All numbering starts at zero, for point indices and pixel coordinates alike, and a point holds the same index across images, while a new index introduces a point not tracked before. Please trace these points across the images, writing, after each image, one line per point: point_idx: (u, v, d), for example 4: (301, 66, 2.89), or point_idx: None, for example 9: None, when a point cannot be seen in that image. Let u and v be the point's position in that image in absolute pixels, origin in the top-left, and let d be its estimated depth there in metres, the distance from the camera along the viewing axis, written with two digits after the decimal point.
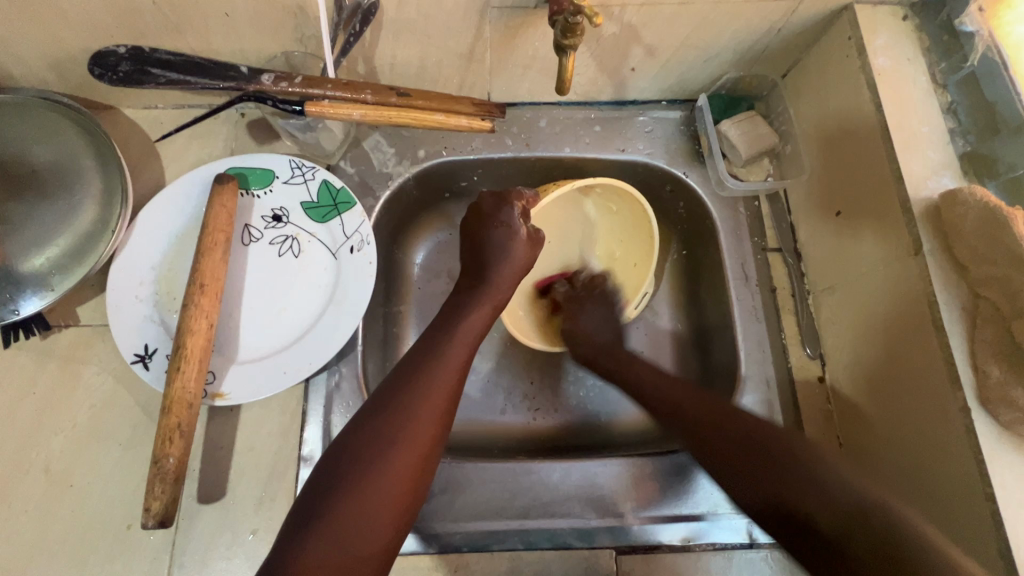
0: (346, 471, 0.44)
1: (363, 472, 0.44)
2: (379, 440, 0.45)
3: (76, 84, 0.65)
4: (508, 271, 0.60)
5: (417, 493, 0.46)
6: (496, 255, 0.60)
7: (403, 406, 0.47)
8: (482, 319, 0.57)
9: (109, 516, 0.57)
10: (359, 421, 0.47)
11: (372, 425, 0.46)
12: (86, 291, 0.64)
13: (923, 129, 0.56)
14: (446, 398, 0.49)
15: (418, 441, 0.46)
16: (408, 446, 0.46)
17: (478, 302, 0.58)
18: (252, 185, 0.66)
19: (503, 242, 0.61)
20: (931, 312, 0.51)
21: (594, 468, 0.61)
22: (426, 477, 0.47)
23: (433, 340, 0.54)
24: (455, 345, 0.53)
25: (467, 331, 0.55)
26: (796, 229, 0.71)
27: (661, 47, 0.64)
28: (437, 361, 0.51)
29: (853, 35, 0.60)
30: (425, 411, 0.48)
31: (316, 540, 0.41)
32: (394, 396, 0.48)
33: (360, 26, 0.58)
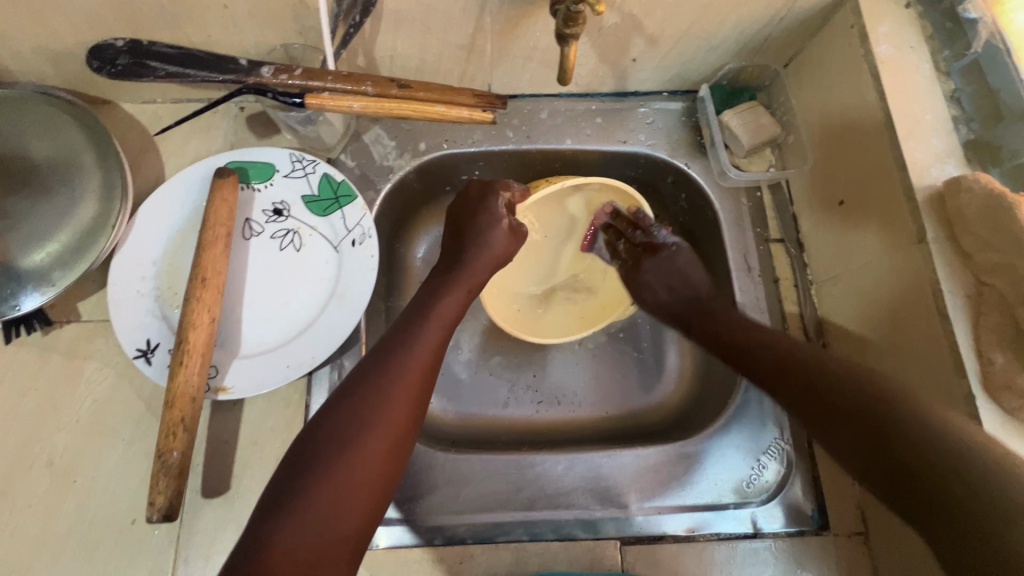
0: (320, 453, 0.44)
1: (337, 453, 0.44)
2: (354, 422, 0.46)
3: (74, 78, 0.65)
4: (487, 260, 0.61)
5: (393, 476, 0.46)
6: (474, 245, 0.61)
7: (377, 389, 0.47)
8: (458, 306, 0.57)
9: (114, 510, 0.57)
10: (334, 404, 0.47)
11: (348, 407, 0.46)
12: (87, 287, 0.64)
13: (926, 117, 0.56)
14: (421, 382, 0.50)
15: (392, 425, 0.47)
16: (382, 428, 0.46)
17: (453, 288, 0.58)
18: (252, 179, 0.66)
19: (482, 232, 0.61)
20: (935, 301, 0.51)
21: (598, 460, 0.61)
22: (401, 461, 0.47)
23: (409, 325, 0.54)
24: (430, 331, 0.53)
25: (441, 315, 0.55)
26: (799, 219, 0.71)
27: (663, 36, 0.64)
28: (412, 347, 0.51)
29: (855, 23, 0.59)
30: (400, 395, 0.48)
31: (288, 524, 0.41)
32: (369, 379, 0.48)
33: (359, 18, 0.58)
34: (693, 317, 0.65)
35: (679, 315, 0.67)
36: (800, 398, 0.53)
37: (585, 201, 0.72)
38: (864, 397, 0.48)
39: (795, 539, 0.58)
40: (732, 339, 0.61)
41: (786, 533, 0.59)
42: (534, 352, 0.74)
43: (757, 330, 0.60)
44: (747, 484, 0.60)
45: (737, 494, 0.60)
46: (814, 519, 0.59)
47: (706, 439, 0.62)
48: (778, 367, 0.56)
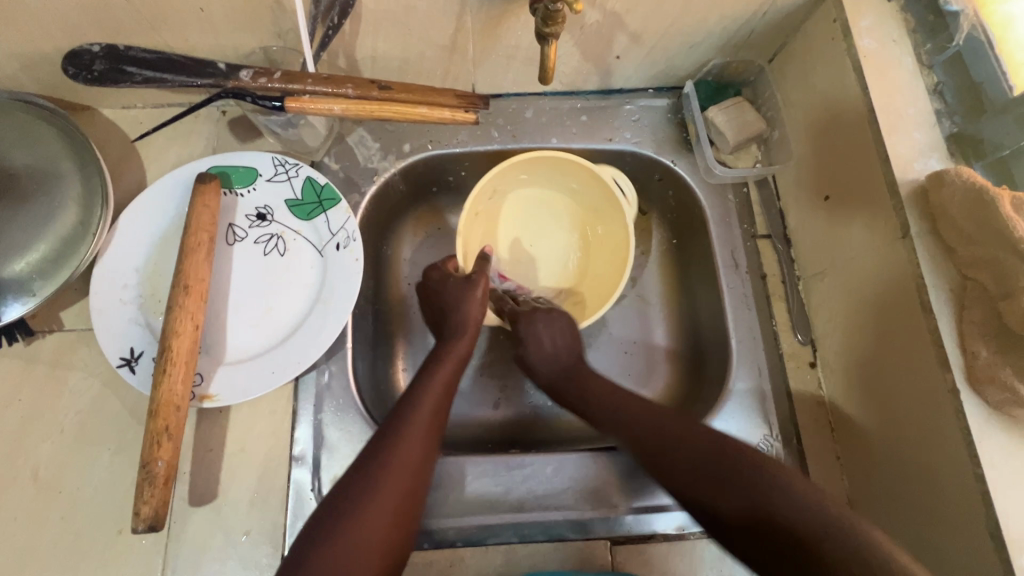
0: (329, 535, 0.46)
1: (341, 535, 0.46)
2: (359, 502, 0.48)
3: (52, 85, 0.64)
4: (469, 323, 0.63)
5: (398, 553, 0.48)
6: (455, 311, 0.64)
7: (379, 467, 0.50)
8: (449, 375, 0.59)
9: (100, 521, 0.57)
10: (340, 488, 0.49)
11: (354, 488, 0.49)
12: (70, 295, 0.63)
13: (909, 111, 0.56)
14: (419, 456, 0.52)
15: (394, 501, 0.49)
16: (387, 506, 0.48)
17: (444, 360, 0.61)
18: (235, 184, 0.65)
19: (462, 295, 0.64)
20: (920, 296, 0.51)
21: (587, 460, 0.61)
22: (405, 536, 0.49)
23: (405, 398, 0.56)
24: (425, 401, 0.56)
25: (445, 374, 0.59)
26: (785, 214, 0.71)
27: (646, 34, 0.63)
28: (410, 420, 0.54)
29: (838, 18, 0.59)
30: (400, 470, 0.50)
31: None
32: (370, 460, 0.50)
33: (338, 19, 0.57)
34: (568, 386, 0.63)
35: (564, 372, 0.64)
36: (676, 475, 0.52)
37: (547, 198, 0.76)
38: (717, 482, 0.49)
39: None
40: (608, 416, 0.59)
41: None
42: None
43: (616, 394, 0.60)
44: None
45: None
46: None
47: None
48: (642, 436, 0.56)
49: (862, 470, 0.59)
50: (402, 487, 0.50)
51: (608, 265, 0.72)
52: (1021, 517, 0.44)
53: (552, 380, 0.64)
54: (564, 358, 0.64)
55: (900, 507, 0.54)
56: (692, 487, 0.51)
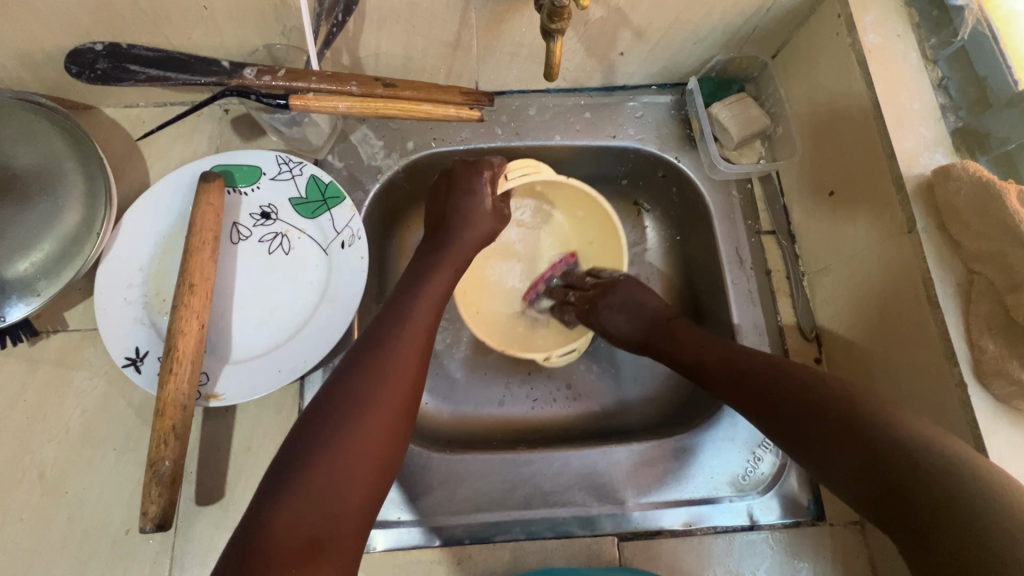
0: (323, 434, 0.44)
1: (334, 435, 0.44)
2: (351, 401, 0.46)
3: (54, 84, 0.63)
4: (474, 236, 0.62)
5: (392, 454, 0.47)
6: (463, 212, 0.62)
7: (371, 368, 0.48)
8: (447, 281, 0.58)
9: (107, 520, 0.57)
10: (331, 389, 0.47)
11: (345, 389, 0.47)
12: (73, 296, 0.63)
13: (914, 105, 0.56)
14: (415, 361, 0.50)
15: (384, 412, 0.47)
16: (383, 410, 0.47)
17: (443, 267, 0.59)
18: (239, 183, 0.65)
19: (473, 200, 0.62)
20: (926, 290, 0.51)
21: (594, 456, 0.61)
22: (401, 439, 0.48)
23: (399, 303, 0.55)
24: (419, 308, 0.54)
25: (431, 293, 0.56)
26: (789, 210, 0.71)
27: (650, 30, 0.63)
28: (406, 326, 0.52)
29: (842, 12, 0.59)
30: (395, 373, 0.49)
31: (292, 501, 0.41)
32: (363, 361, 0.49)
33: (342, 16, 0.57)
34: (659, 338, 0.63)
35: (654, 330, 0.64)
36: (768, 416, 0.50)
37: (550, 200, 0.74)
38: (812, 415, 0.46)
39: (791, 530, 0.59)
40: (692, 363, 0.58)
41: (782, 525, 0.59)
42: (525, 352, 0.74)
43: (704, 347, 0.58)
44: (743, 477, 0.61)
45: (732, 486, 0.60)
46: (810, 509, 0.60)
47: (699, 433, 0.62)
48: (720, 375, 0.55)
49: None
50: (396, 389, 0.48)
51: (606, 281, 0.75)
52: None
53: (644, 339, 0.64)
54: (649, 313, 0.65)
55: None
56: (778, 420, 0.49)
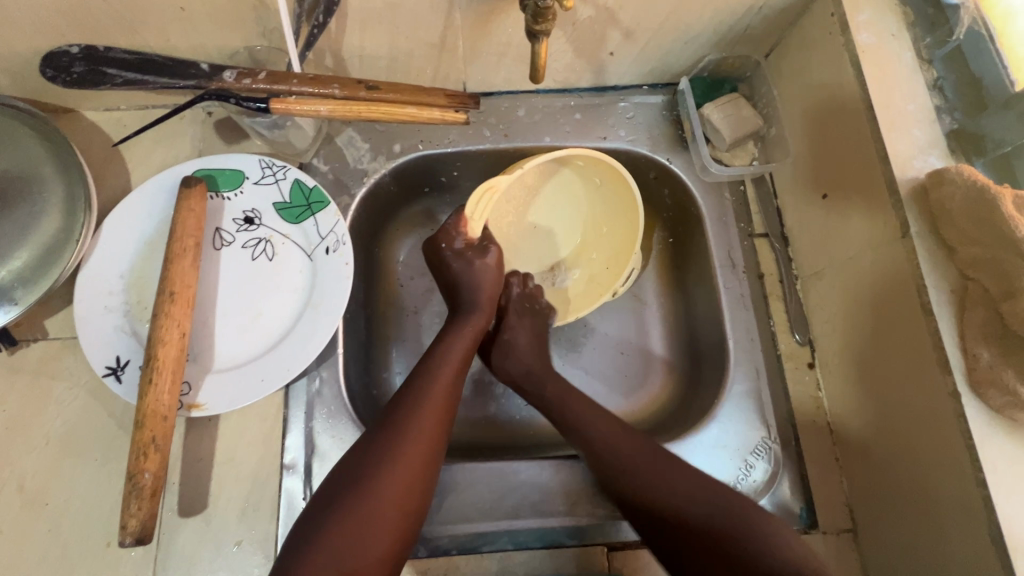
0: (345, 495, 0.47)
1: (355, 498, 0.47)
2: (372, 463, 0.49)
3: (32, 88, 0.62)
4: (485, 302, 0.64)
5: (414, 515, 0.49)
6: (471, 283, 0.64)
7: (395, 432, 0.51)
8: (467, 344, 0.60)
9: (89, 533, 0.56)
10: (357, 452, 0.50)
11: (369, 452, 0.49)
12: (54, 303, 0.62)
13: (908, 108, 0.54)
14: (438, 422, 0.53)
15: (404, 479, 0.49)
16: (400, 476, 0.49)
17: (461, 331, 0.62)
18: (221, 187, 0.64)
19: (483, 271, 0.65)
20: (920, 297, 0.50)
21: (584, 465, 0.60)
22: (420, 505, 0.50)
23: (423, 365, 0.57)
24: (444, 368, 0.57)
25: (453, 356, 0.58)
26: (783, 212, 0.69)
27: (640, 30, 0.62)
28: (430, 390, 0.54)
29: (835, 12, 0.58)
30: (417, 435, 0.51)
31: (312, 566, 0.43)
32: (386, 425, 0.51)
33: (323, 18, 0.56)
34: (537, 386, 0.64)
35: (535, 372, 0.65)
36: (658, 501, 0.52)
37: (569, 180, 0.71)
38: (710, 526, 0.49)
39: None
40: (595, 427, 0.58)
41: None
42: None
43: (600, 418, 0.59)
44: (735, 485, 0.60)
45: None
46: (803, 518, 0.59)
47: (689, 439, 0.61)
48: (604, 457, 0.56)
49: (861, 473, 0.58)
50: (419, 451, 0.50)
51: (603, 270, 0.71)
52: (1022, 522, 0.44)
53: (518, 381, 0.65)
54: (531, 358, 0.66)
55: (886, 531, 0.55)
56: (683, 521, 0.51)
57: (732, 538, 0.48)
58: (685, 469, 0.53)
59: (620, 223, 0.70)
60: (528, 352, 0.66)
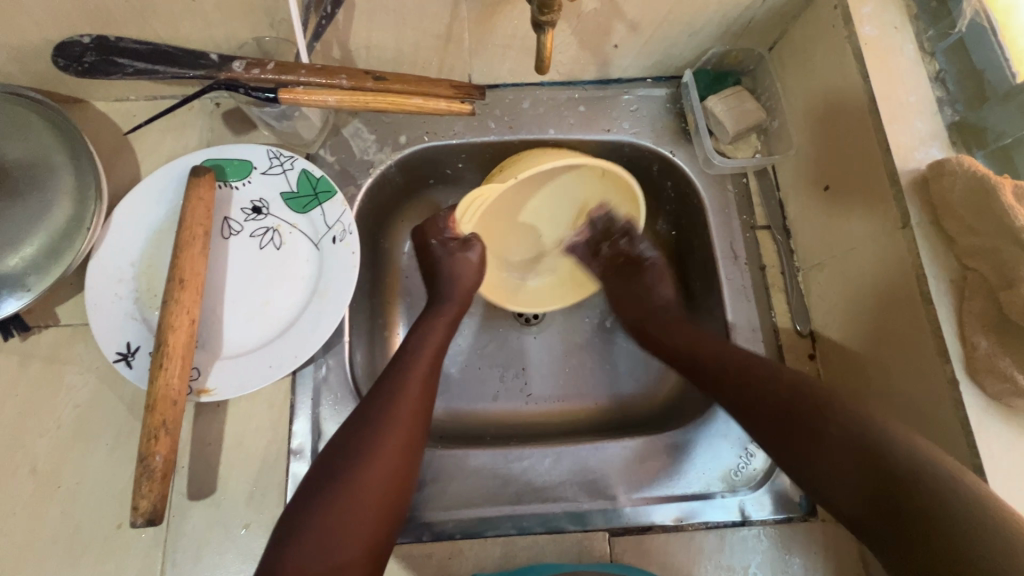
0: (330, 486, 0.47)
1: (341, 488, 0.47)
2: (355, 454, 0.49)
3: (43, 78, 0.63)
4: (459, 292, 0.67)
5: (399, 503, 0.50)
6: (448, 275, 0.67)
7: (376, 423, 0.52)
8: (441, 336, 0.62)
9: (100, 515, 0.57)
10: (340, 444, 0.51)
11: (354, 434, 0.51)
12: (65, 291, 0.63)
13: (910, 99, 0.55)
14: (416, 410, 0.54)
15: (389, 456, 0.50)
16: (385, 456, 0.50)
17: (434, 321, 0.64)
18: (229, 177, 0.64)
19: (460, 265, 0.68)
20: (919, 287, 0.50)
21: (586, 452, 0.61)
22: (406, 485, 0.51)
23: (401, 356, 0.59)
24: (419, 359, 0.58)
25: (430, 345, 0.60)
26: (785, 204, 0.70)
27: (643, 22, 0.62)
28: (404, 382, 0.55)
29: (838, 4, 0.58)
30: (397, 426, 0.52)
31: (302, 545, 0.44)
32: (366, 417, 0.52)
33: (331, 9, 0.56)
34: (660, 317, 0.68)
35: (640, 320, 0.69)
36: (748, 397, 0.54)
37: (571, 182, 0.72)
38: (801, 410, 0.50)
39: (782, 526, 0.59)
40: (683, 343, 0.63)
41: (773, 521, 0.59)
42: (519, 346, 0.75)
43: (701, 331, 0.63)
44: (735, 473, 0.61)
45: (725, 482, 0.61)
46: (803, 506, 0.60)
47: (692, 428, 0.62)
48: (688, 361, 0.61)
49: None
50: (399, 441, 0.51)
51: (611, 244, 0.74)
52: (1019, 506, 0.45)
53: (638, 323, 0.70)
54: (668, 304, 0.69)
55: None
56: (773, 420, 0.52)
57: (810, 418, 0.49)
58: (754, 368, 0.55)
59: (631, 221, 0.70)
60: (632, 305, 0.71)
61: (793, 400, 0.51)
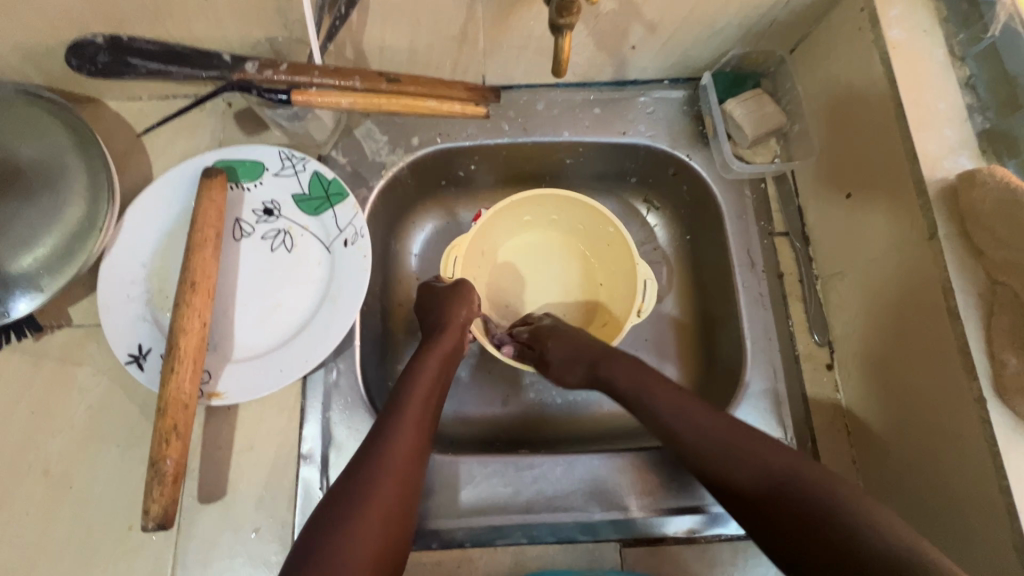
0: (330, 527, 0.45)
1: (343, 529, 0.45)
2: (354, 494, 0.47)
3: (57, 77, 0.63)
4: (453, 324, 0.61)
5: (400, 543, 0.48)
6: (438, 313, 0.63)
7: (371, 462, 0.50)
8: (432, 372, 0.58)
9: (112, 516, 0.57)
10: (338, 487, 0.48)
11: (341, 492, 0.48)
12: (78, 291, 0.63)
13: (939, 106, 0.53)
14: (413, 446, 0.52)
15: (377, 512, 0.47)
16: (371, 515, 0.46)
17: (427, 357, 0.59)
18: (241, 178, 0.64)
19: (449, 302, 0.63)
20: (946, 301, 0.49)
21: (597, 462, 0.60)
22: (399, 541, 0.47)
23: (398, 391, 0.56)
24: (417, 391, 0.56)
25: (423, 384, 0.57)
26: (804, 211, 0.69)
27: (662, 23, 0.61)
28: (393, 430, 0.52)
29: (865, 6, 0.57)
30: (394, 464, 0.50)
31: None
32: (359, 465, 0.50)
33: (345, 10, 0.56)
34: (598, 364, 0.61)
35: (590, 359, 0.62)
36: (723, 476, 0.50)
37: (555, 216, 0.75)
38: (769, 479, 0.48)
39: None
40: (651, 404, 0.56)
41: None
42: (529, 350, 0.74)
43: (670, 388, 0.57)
44: None
45: None
46: None
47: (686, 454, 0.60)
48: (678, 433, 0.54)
49: (881, 475, 0.57)
50: (388, 496, 0.48)
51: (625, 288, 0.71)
52: None
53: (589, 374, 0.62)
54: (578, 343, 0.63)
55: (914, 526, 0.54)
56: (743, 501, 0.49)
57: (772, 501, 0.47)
58: (733, 428, 0.52)
59: (608, 240, 0.72)
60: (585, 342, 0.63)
61: (759, 480, 0.48)
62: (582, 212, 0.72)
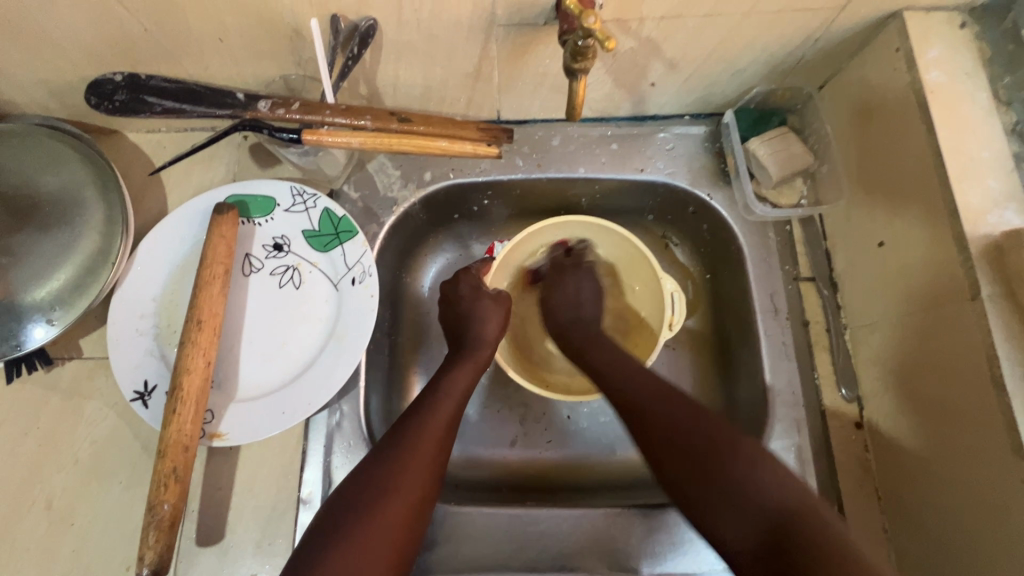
0: (336, 539, 0.44)
1: (343, 539, 0.44)
2: (360, 509, 0.46)
3: (79, 110, 0.64)
4: (486, 338, 0.63)
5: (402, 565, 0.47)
6: (474, 324, 0.63)
7: (388, 472, 0.49)
8: (466, 382, 0.58)
9: (111, 555, 0.57)
10: (345, 493, 0.48)
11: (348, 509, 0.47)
12: (89, 323, 0.63)
13: (982, 154, 0.50)
14: (430, 463, 0.51)
15: (388, 527, 0.46)
16: (380, 531, 0.46)
17: (462, 365, 0.60)
18: (253, 213, 0.64)
19: (485, 313, 0.64)
20: (991, 368, 0.45)
21: (607, 519, 0.57)
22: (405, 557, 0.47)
23: (423, 404, 0.55)
24: (443, 407, 0.55)
25: (452, 394, 0.57)
26: (831, 255, 0.65)
27: (684, 61, 0.59)
28: (413, 444, 0.51)
29: (901, 46, 0.53)
30: (409, 478, 0.49)
31: None
32: (373, 477, 0.49)
33: (358, 50, 0.54)
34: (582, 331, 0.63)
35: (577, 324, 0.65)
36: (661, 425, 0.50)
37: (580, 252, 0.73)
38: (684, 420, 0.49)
39: None
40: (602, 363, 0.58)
41: None
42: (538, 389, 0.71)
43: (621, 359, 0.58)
44: None
45: None
46: None
47: None
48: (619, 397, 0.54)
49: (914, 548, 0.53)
50: (400, 513, 0.47)
51: (652, 308, 0.69)
52: None
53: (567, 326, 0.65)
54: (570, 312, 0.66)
55: None
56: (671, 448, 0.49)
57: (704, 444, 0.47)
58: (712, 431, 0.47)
59: (640, 271, 0.70)
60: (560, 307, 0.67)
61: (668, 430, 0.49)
62: (602, 240, 0.71)
